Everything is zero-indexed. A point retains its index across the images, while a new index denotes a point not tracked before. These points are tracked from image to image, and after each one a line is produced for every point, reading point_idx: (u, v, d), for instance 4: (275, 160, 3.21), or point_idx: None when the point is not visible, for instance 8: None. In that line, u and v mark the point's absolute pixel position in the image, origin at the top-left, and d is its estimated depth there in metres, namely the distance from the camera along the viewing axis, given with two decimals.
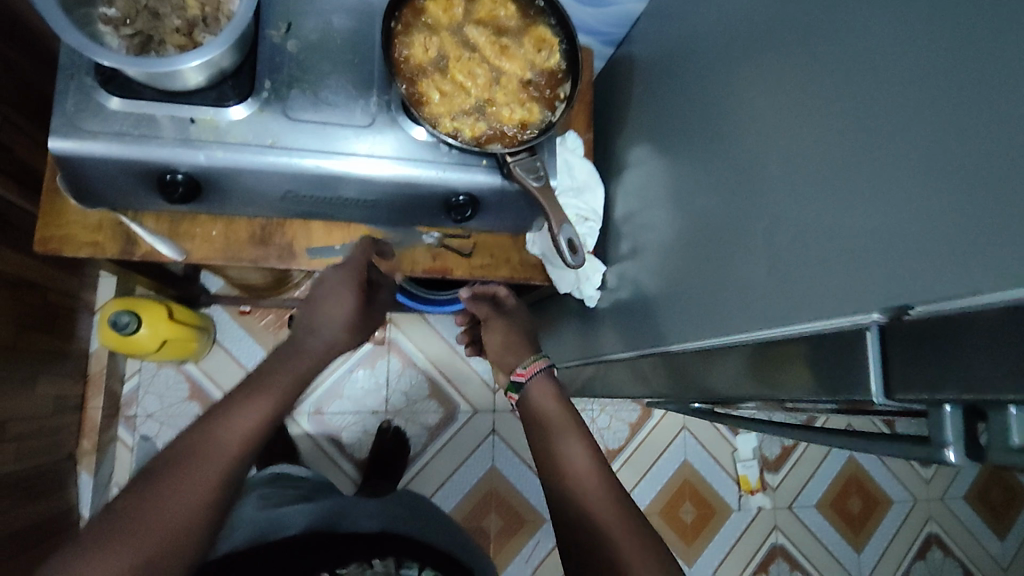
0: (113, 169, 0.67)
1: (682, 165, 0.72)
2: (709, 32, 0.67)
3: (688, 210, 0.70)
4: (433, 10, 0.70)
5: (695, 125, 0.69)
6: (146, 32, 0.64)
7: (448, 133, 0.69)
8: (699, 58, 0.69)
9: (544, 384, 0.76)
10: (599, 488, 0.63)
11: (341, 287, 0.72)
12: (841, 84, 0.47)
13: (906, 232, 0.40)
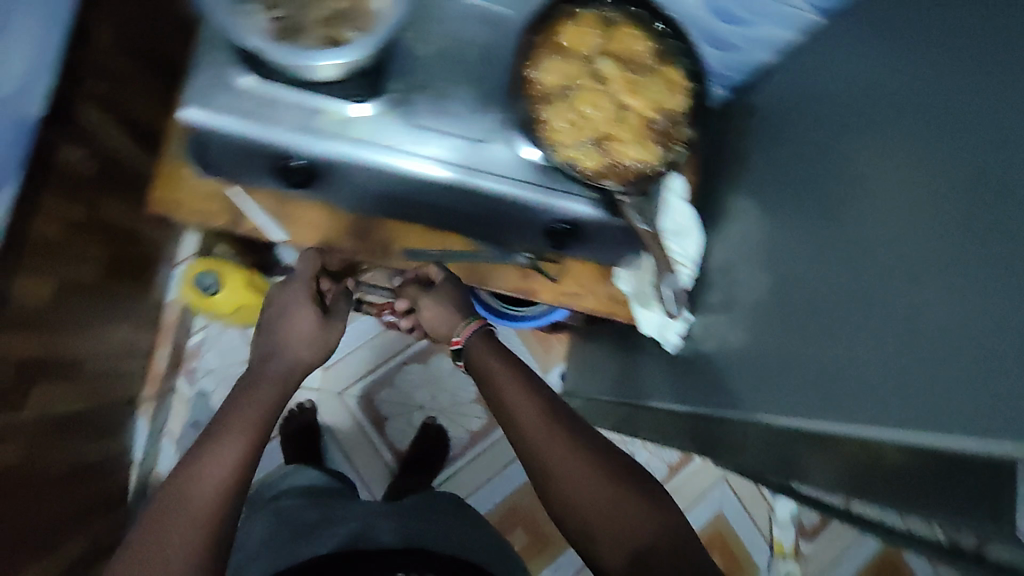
0: (237, 146, 0.69)
1: (795, 230, 0.69)
2: (848, 101, 0.64)
3: (795, 277, 0.67)
4: (570, 36, 0.70)
5: (818, 192, 0.66)
6: (290, 18, 0.64)
7: (564, 161, 0.68)
8: (827, 122, 0.66)
9: (484, 346, 0.76)
10: (575, 465, 0.65)
11: (296, 304, 0.74)
12: (1005, 186, 0.43)
13: None
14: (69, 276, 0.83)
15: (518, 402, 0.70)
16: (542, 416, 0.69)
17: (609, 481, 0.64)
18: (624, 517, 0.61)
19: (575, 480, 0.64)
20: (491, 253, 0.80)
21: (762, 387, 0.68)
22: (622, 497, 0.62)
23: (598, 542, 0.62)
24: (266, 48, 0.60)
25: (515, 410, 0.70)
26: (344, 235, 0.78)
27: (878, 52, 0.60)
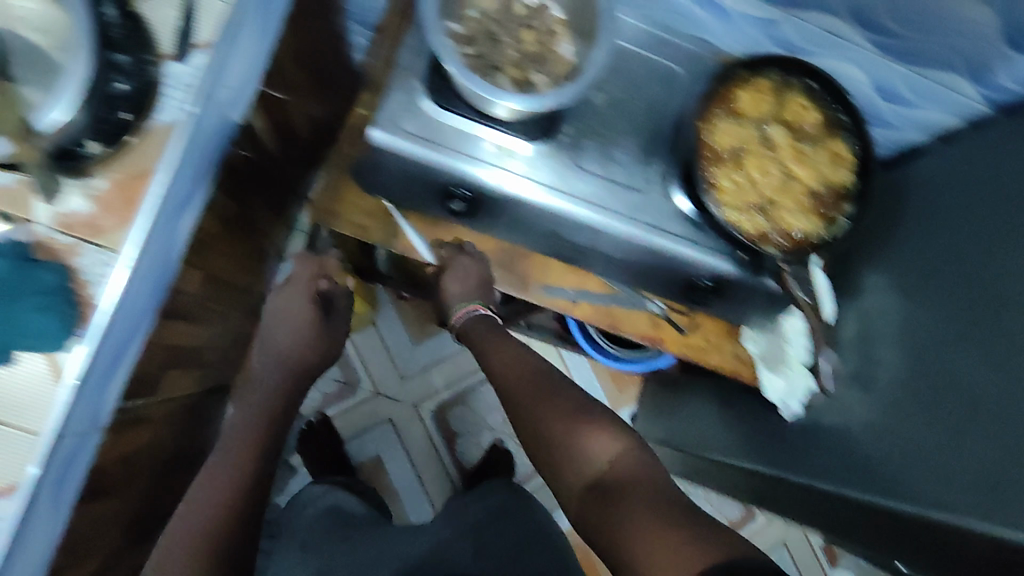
0: (409, 169, 0.71)
1: (952, 319, 0.69)
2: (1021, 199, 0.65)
3: (950, 366, 0.67)
4: (743, 101, 0.71)
5: (984, 286, 0.66)
6: (484, 54, 0.67)
7: (730, 223, 0.68)
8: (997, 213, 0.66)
9: (479, 330, 0.79)
10: (553, 406, 0.71)
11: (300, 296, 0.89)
12: None
13: None
14: (214, 268, 0.85)
15: (500, 361, 0.76)
16: (531, 373, 0.75)
17: (581, 419, 0.69)
18: (588, 446, 0.67)
19: (550, 419, 0.70)
20: (624, 297, 0.82)
21: (905, 468, 0.67)
22: (577, 427, 0.68)
23: (564, 470, 0.68)
24: (468, 80, 0.62)
25: (503, 367, 0.76)
26: (489, 263, 0.80)
27: None
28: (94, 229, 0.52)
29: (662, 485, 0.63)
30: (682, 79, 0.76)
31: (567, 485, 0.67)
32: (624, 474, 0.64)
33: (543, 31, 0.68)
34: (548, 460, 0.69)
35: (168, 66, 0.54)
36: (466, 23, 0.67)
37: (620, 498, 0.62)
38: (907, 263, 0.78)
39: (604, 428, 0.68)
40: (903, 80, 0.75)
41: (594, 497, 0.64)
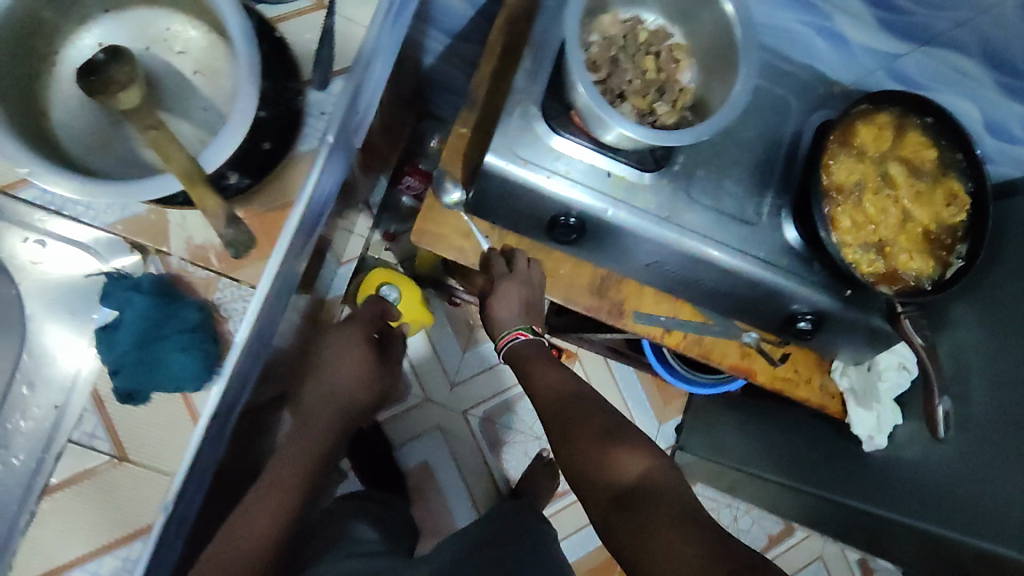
0: (520, 195, 0.69)
1: None
2: None
3: None
4: (863, 136, 0.70)
5: None
6: (609, 81, 0.65)
7: (848, 262, 0.67)
8: None
9: (526, 354, 0.74)
10: (585, 418, 0.65)
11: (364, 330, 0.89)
12: None
13: None
14: None
15: (539, 372, 0.71)
16: (563, 385, 0.69)
17: (612, 433, 0.62)
18: (614, 460, 0.60)
19: (579, 430, 0.64)
20: (718, 327, 0.80)
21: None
22: (607, 443, 0.62)
23: (587, 486, 0.61)
24: (601, 108, 0.60)
25: (539, 377, 0.71)
26: (585, 289, 0.78)
27: None
28: (233, 263, 0.59)
29: (689, 508, 0.55)
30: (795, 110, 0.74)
31: (591, 503, 0.60)
32: (650, 492, 0.57)
33: (666, 59, 0.67)
34: (573, 475, 0.63)
35: (310, 95, 0.60)
36: (592, 49, 0.65)
37: (642, 518, 0.55)
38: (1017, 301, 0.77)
39: (636, 445, 0.61)
40: (1018, 119, 0.72)
41: (614, 515, 0.57)
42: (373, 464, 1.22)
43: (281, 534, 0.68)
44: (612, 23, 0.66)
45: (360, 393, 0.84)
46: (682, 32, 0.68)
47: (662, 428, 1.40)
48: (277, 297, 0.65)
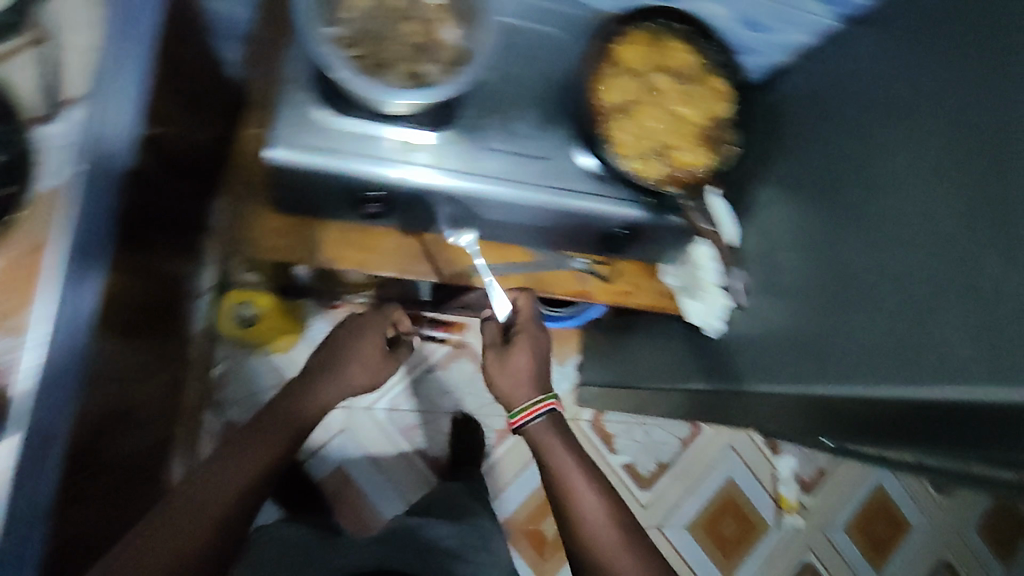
0: (318, 182, 0.70)
1: (817, 210, 0.75)
2: (878, 93, 0.71)
3: (826, 256, 0.72)
4: (625, 54, 0.74)
5: (851, 177, 0.71)
6: (371, 55, 0.66)
7: (633, 174, 0.73)
8: (867, 109, 0.71)
9: (549, 430, 0.86)
10: (605, 513, 0.81)
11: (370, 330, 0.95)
12: None
13: None
14: (131, 323, 0.82)
15: (575, 485, 0.82)
16: (611, 513, 0.81)
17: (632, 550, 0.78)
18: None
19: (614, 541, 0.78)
20: (547, 259, 0.87)
21: (820, 345, 0.70)
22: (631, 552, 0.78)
23: None
24: (359, 82, 0.63)
25: (587, 504, 0.81)
26: (416, 257, 0.80)
27: (915, 49, 0.67)
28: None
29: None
30: (568, 43, 0.78)
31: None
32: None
33: (425, 22, 0.68)
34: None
35: (43, 132, 0.62)
36: (347, 26, 0.66)
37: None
38: (789, 166, 0.81)
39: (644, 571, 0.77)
40: (767, 10, 0.81)
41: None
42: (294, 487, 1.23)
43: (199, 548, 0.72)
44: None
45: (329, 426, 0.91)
46: None
47: (563, 370, 1.47)
48: (86, 341, 0.64)
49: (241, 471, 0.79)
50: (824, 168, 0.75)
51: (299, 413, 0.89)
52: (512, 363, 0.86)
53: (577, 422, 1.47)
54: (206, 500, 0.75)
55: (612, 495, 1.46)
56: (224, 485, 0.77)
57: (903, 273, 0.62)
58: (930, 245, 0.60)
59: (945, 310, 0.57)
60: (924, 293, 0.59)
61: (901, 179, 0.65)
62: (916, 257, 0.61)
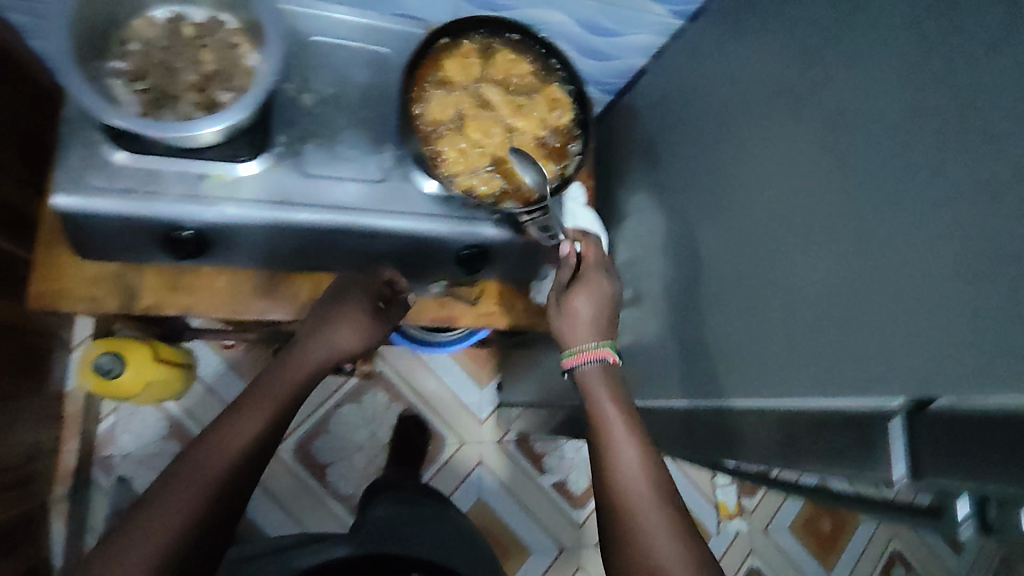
0: (120, 225, 0.65)
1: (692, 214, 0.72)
2: (717, 89, 0.69)
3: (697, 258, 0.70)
4: (449, 68, 0.71)
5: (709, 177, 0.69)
6: (159, 88, 0.62)
7: (465, 190, 0.70)
8: (714, 107, 0.69)
9: (599, 380, 0.68)
10: (657, 495, 0.60)
11: (355, 291, 0.73)
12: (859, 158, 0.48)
13: (951, 301, 0.41)
14: None
15: (616, 450, 0.63)
16: (651, 462, 0.62)
17: (689, 555, 0.56)
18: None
19: (651, 525, 0.58)
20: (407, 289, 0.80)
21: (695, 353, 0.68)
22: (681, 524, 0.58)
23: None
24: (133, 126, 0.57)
25: (622, 458, 0.62)
26: (252, 297, 0.75)
27: (743, 41, 0.64)
28: None
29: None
30: (394, 60, 0.74)
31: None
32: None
33: (220, 46, 0.64)
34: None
35: None
36: (130, 59, 0.62)
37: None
38: (660, 171, 0.80)
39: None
40: (600, 12, 0.74)
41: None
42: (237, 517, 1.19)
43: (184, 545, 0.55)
44: (145, 26, 0.63)
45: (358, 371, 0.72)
46: (233, 15, 0.64)
47: (483, 393, 1.41)
48: None
49: (239, 432, 0.60)
50: (681, 176, 0.74)
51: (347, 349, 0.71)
52: (573, 316, 0.70)
53: (503, 444, 1.40)
54: (221, 451, 0.59)
55: (543, 517, 1.40)
56: (207, 449, 0.59)
57: (742, 284, 0.61)
58: (758, 256, 0.59)
59: (774, 323, 0.56)
60: (760, 306, 0.58)
61: (737, 187, 0.63)
62: (751, 267, 0.60)
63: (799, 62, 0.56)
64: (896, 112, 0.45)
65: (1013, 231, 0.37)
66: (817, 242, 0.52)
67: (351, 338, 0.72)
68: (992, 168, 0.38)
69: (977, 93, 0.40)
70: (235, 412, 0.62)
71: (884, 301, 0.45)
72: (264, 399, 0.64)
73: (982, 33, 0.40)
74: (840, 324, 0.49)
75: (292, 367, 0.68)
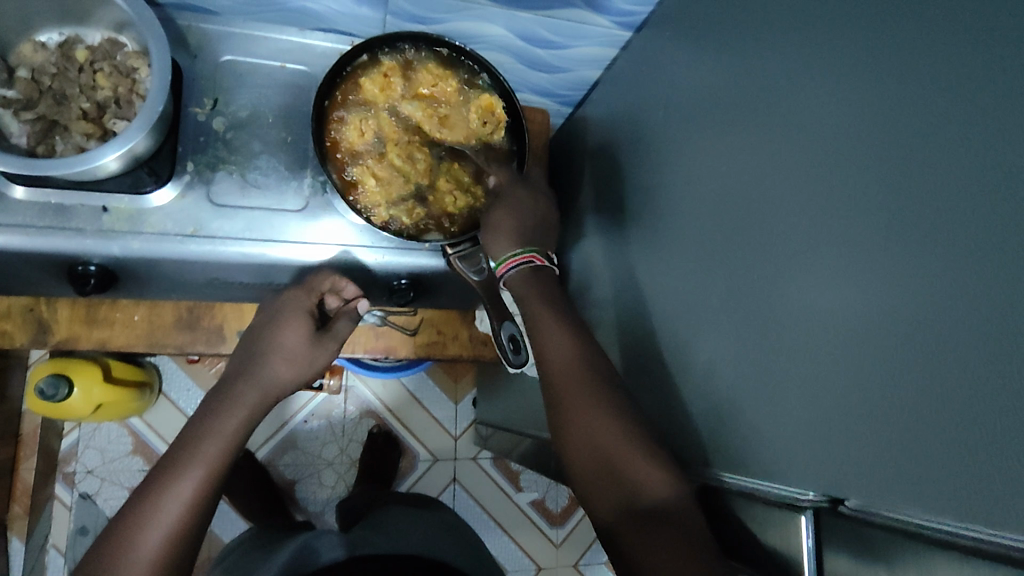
0: (17, 260, 0.62)
1: (633, 243, 0.65)
2: (658, 105, 0.63)
3: (635, 291, 0.64)
4: (370, 89, 0.66)
5: (646, 200, 0.63)
6: (50, 117, 0.59)
7: (385, 223, 0.67)
8: (653, 122, 0.63)
9: (527, 279, 0.61)
10: (592, 385, 0.53)
11: (287, 314, 0.63)
12: (793, 195, 0.42)
13: (887, 365, 0.35)
14: None
15: (546, 332, 0.57)
16: (582, 349, 0.56)
17: (630, 432, 0.51)
18: (630, 472, 0.49)
19: (591, 415, 0.52)
20: None
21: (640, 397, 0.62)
22: (632, 445, 0.50)
23: (593, 497, 0.51)
24: (18, 167, 0.52)
25: (547, 339, 0.57)
26: (170, 327, 0.73)
27: (686, 54, 0.58)
28: None
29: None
30: (315, 80, 0.70)
31: (600, 505, 0.50)
32: (669, 514, 0.46)
33: (113, 71, 0.61)
34: (580, 480, 0.52)
35: None
36: (18, 85, 0.59)
37: (660, 545, 0.45)
38: (599, 194, 0.75)
39: (650, 453, 0.49)
40: (539, 25, 0.69)
41: (630, 534, 0.47)
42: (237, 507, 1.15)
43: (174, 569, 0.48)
44: (32, 51, 0.60)
45: (307, 365, 0.62)
46: (133, 39, 0.61)
47: (459, 408, 1.37)
48: None
49: (203, 458, 0.52)
50: (620, 199, 0.69)
51: (284, 344, 0.61)
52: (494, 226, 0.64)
53: (479, 460, 1.36)
54: (197, 469, 0.51)
55: (520, 536, 1.36)
56: (137, 528, 0.48)
57: (670, 326, 0.56)
58: (687, 295, 0.54)
59: (699, 376, 0.52)
60: (686, 357, 0.54)
61: (668, 219, 0.59)
62: (678, 311, 0.55)
63: (731, 91, 0.51)
64: (818, 162, 0.41)
65: (928, 314, 0.33)
66: (737, 294, 0.47)
67: (286, 370, 0.60)
68: (907, 239, 0.34)
69: (899, 149, 0.35)
70: (160, 480, 0.50)
71: (800, 371, 0.41)
72: (194, 449, 0.52)
73: (910, 81, 0.35)
74: (758, 387, 0.45)
75: (230, 409, 0.55)
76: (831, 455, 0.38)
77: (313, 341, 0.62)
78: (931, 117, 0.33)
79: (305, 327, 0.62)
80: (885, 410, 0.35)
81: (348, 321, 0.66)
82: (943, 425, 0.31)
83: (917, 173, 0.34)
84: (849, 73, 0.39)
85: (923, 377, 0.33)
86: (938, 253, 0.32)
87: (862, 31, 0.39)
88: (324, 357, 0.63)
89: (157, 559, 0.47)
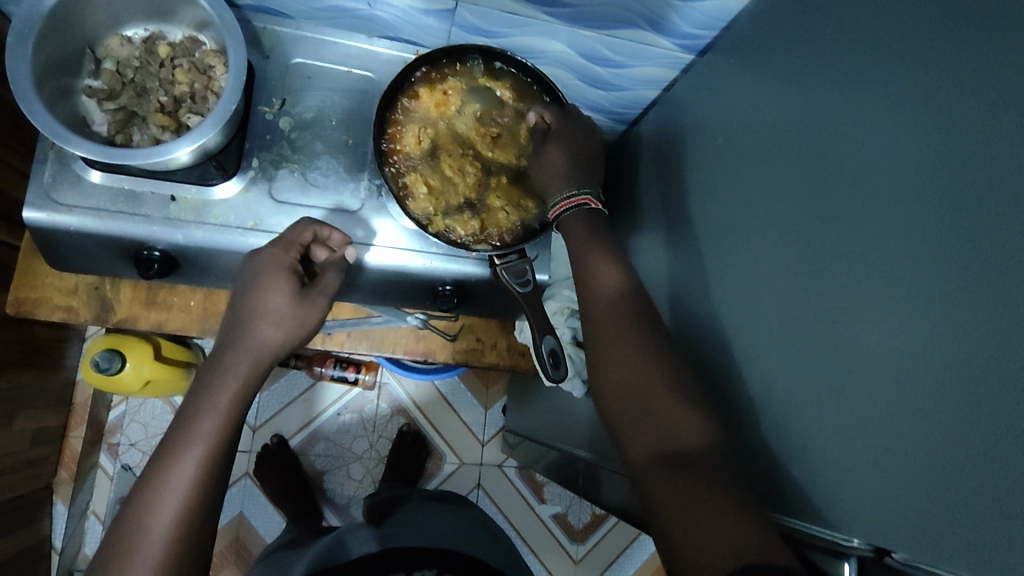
0: (88, 242, 0.66)
1: (680, 266, 0.65)
2: (714, 130, 0.62)
3: (680, 315, 0.63)
4: (426, 99, 0.69)
5: (697, 225, 0.63)
6: (129, 108, 0.63)
7: (441, 231, 0.68)
8: (708, 147, 0.63)
9: (576, 222, 0.61)
10: (633, 326, 0.53)
11: (267, 276, 0.59)
12: (848, 238, 0.42)
13: (938, 420, 0.34)
14: None
15: (595, 274, 0.57)
16: (628, 292, 0.56)
17: (669, 379, 0.49)
18: (664, 413, 0.48)
19: (627, 354, 0.51)
20: (379, 318, 0.80)
21: None
22: (667, 387, 0.49)
23: (624, 426, 0.50)
24: (96, 155, 0.54)
25: (596, 280, 0.57)
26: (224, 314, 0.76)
27: (747, 83, 0.58)
28: None
29: (769, 551, 0.38)
30: (378, 87, 0.72)
31: (632, 447, 0.49)
32: (700, 458, 0.44)
33: (191, 67, 0.64)
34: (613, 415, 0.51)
35: None
36: (104, 77, 0.63)
37: (683, 485, 0.43)
38: (651, 213, 0.74)
39: (688, 400, 0.48)
40: (600, 42, 0.69)
41: (656, 473, 0.46)
42: (268, 488, 1.20)
43: (202, 506, 0.50)
44: (118, 45, 0.64)
45: (296, 326, 0.59)
46: (210, 37, 0.65)
47: (488, 414, 1.37)
48: None
49: (226, 394, 0.54)
50: (669, 222, 0.69)
51: (263, 309, 0.58)
52: (547, 170, 0.65)
53: (503, 468, 1.36)
54: (218, 411, 0.53)
55: (537, 547, 1.36)
56: (164, 466, 0.50)
57: (714, 357, 0.56)
58: (732, 325, 0.53)
59: (740, 408, 0.51)
60: (730, 388, 0.53)
61: (717, 246, 0.58)
62: (724, 340, 0.54)
63: (788, 126, 0.50)
64: (880, 200, 0.40)
65: (998, 373, 0.31)
66: (788, 330, 0.46)
67: (276, 333, 0.58)
68: (979, 291, 0.33)
69: (961, 202, 0.34)
70: (165, 457, 0.51)
71: (850, 415, 0.40)
72: (199, 417, 0.53)
73: (976, 133, 0.34)
74: (801, 427, 0.44)
75: (225, 375, 0.55)
76: (876, 505, 0.37)
77: (299, 299, 0.59)
78: (1010, 167, 0.32)
79: (289, 286, 0.59)
80: (937, 466, 0.34)
81: (334, 274, 0.63)
82: (999, 490, 0.30)
83: (984, 228, 0.33)
84: (911, 121, 0.39)
85: (992, 440, 0.31)
86: (1000, 312, 0.31)
87: (935, 70, 0.38)
88: (314, 315, 0.61)
89: (169, 535, 0.48)
